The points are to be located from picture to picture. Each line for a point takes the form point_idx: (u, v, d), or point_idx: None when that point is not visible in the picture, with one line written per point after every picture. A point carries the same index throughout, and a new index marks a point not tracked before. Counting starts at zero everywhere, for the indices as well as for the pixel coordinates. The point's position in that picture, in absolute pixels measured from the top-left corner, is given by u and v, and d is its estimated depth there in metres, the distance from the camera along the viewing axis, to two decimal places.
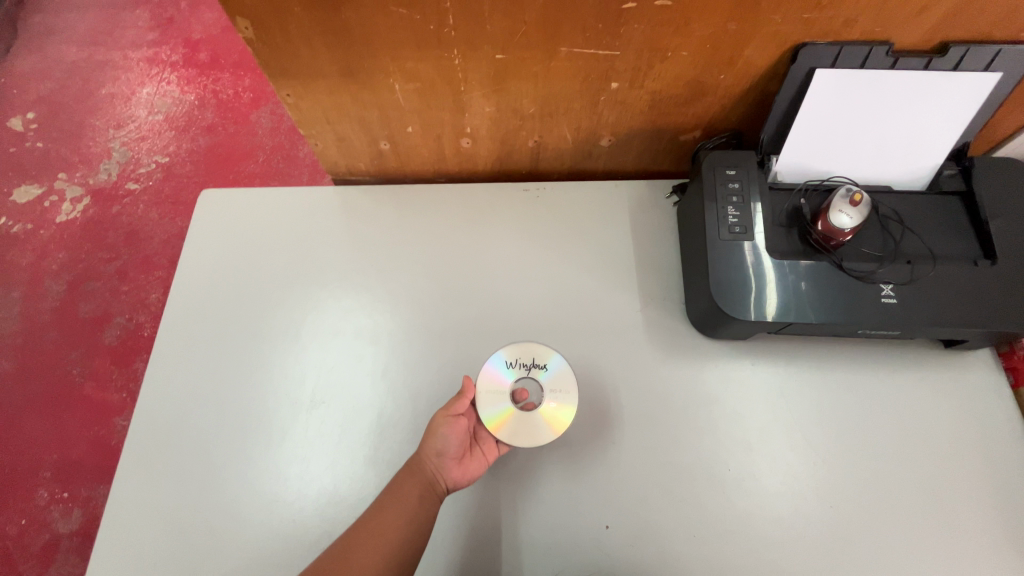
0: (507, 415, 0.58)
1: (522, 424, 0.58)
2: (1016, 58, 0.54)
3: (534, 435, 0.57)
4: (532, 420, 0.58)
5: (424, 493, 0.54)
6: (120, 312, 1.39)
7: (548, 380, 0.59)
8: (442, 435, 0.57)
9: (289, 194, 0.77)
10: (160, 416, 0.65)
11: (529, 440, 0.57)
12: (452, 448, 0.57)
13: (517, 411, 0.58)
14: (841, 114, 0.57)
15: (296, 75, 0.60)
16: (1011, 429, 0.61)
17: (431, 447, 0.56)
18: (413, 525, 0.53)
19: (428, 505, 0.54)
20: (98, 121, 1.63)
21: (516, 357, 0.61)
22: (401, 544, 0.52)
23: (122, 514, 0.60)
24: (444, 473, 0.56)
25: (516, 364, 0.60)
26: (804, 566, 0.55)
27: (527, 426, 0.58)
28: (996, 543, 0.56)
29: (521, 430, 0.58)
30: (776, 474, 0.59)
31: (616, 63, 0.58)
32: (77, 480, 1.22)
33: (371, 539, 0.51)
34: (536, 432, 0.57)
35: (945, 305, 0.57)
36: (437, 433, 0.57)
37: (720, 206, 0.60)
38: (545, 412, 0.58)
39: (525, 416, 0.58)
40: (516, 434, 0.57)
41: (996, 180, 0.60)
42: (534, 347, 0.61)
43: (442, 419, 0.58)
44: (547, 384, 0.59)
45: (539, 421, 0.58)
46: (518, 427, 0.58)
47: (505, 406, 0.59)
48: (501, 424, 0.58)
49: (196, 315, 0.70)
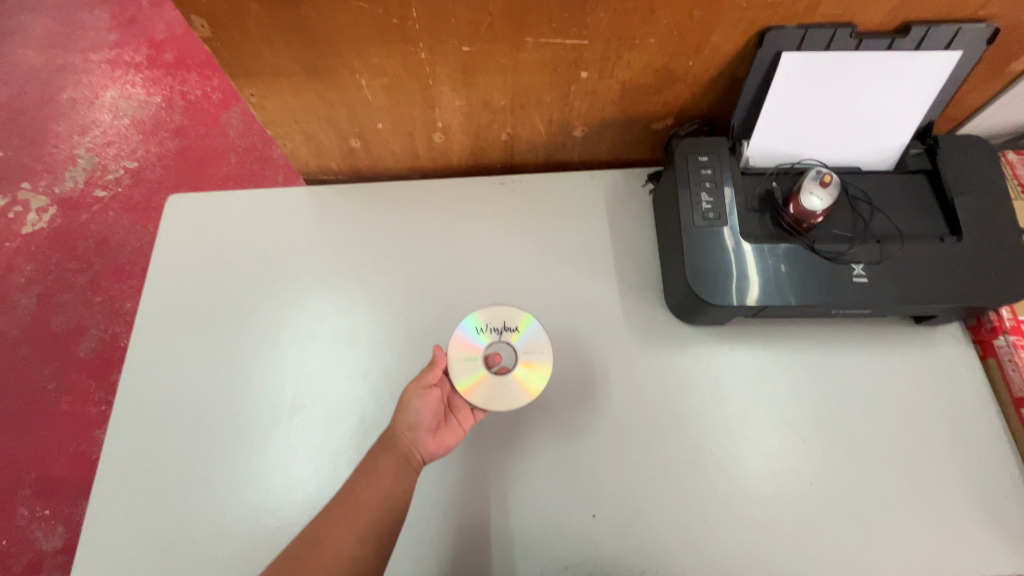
0: (481, 379, 0.58)
1: (496, 388, 0.58)
2: (975, 36, 0.54)
3: (509, 399, 0.57)
4: (506, 383, 0.58)
5: (399, 467, 0.54)
6: (94, 324, 1.35)
7: (521, 343, 0.60)
8: (415, 408, 0.56)
9: (260, 196, 0.76)
10: (137, 430, 0.63)
11: (505, 404, 0.57)
12: (426, 420, 0.56)
13: (491, 375, 0.59)
14: (808, 96, 0.58)
15: (259, 74, 0.59)
16: (981, 400, 0.62)
17: (405, 421, 0.56)
18: (390, 503, 0.52)
19: (405, 480, 0.53)
20: (60, 127, 1.58)
21: (487, 323, 0.61)
22: (378, 522, 0.51)
23: (102, 532, 0.59)
24: (419, 445, 0.56)
25: (488, 330, 0.61)
26: (786, 544, 0.56)
27: (502, 389, 0.58)
28: (968, 511, 0.58)
29: (495, 394, 0.58)
30: (756, 455, 0.60)
31: (585, 52, 0.57)
32: (58, 497, 1.20)
33: (346, 520, 0.50)
34: (511, 395, 0.58)
35: (915, 282, 0.58)
36: (410, 406, 0.56)
37: (693, 192, 0.61)
38: (519, 375, 0.59)
39: (499, 380, 0.58)
40: (490, 398, 0.58)
41: (959, 157, 0.62)
42: (505, 311, 0.61)
43: (414, 390, 0.57)
44: (520, 347, 0.60)
45: (513, 384, 0.58)
46: (492, 391, 0.58)
47: (479, 371, 0.59)
48: (475, 389, 0.58)
49: (169, 325, 0.69)
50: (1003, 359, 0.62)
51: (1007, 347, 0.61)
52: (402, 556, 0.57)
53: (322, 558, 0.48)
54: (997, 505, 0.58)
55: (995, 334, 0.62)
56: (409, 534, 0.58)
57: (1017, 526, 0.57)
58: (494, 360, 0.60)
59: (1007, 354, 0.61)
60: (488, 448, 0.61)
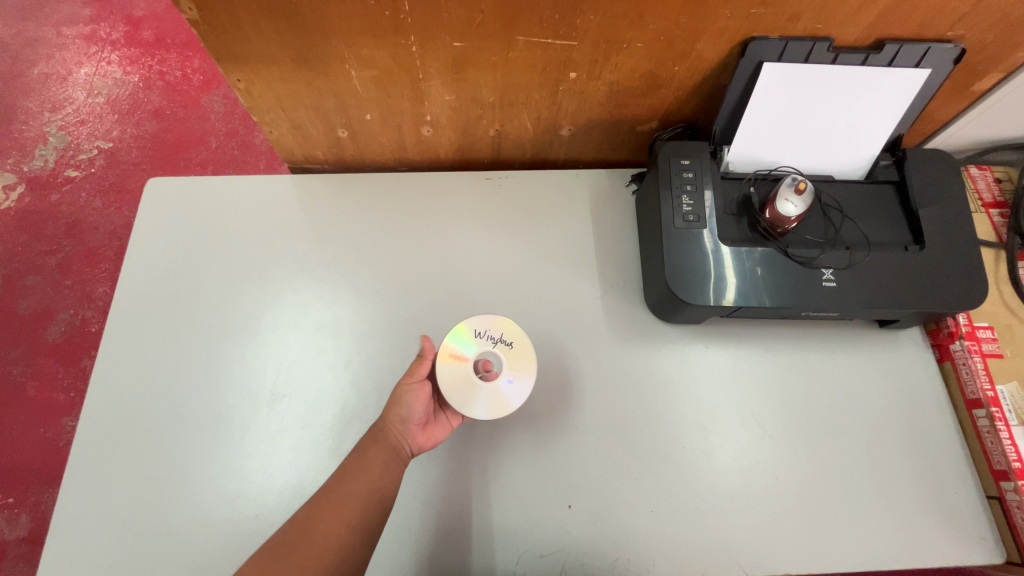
0: (462, 379, 0.56)
1: (473, 393, 0.56)
2: (943, 55, 0.57)
3: (480, 408, 0.55)
4: (483, 393, 0.56)
5: (390, 459, 0.55)
6: (63, 308, 1.32)
7: (512, 359, 0.57)
8: (408, 401, 0.57)
9: (244, 182, 0.75)
10: (112, 417, 0.63)
11: (473, 411, 0.55)
12: (417, 414, 0.57)
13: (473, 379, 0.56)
14: (786, 106, 0.60)
15: (246, 60, 0.58)
16: (936, 402, 0.66)
17: (396, 414, 0.56)
18: (379, 494, 0.53)
19: (393, 472, 0.54)
20: (30, 103, 1.52)
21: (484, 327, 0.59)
22: (366, 513, 0.51)
23: (72, 520, 0.58)
24: (408, 439, 0.57)
25: (485, 336, 0.58)
26: (752, 534, 0.59)
27: (477, 397, 0.56)
28: (921, 504, 0.61)
29: (469, 399, 0.55)
30: (727, 450, 0.63)
31: (573, 53, 0.58)
32: (22, 485, 1.16)
33: (336, 509, 0.51)
34: (483, 406, 0.55)
35: (880, 287, 0.61)
36: (402, 400, 0.57)
37: (675, 194, 0.62)
38: (500, 390, 0.56)
39: (478, 387, 0.56)
40: (462, 401, 0.55)
41: (925, 170, 0.65)
42: (506, 325, 0.59)
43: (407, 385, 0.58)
44: (510, 362, 0.57)
45: (490, 396, 0.56)
46: (468, 394, 0.56)
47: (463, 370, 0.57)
48: (453, 388, 0.56)
49: (147, 310, 0.68)
50: (959, 362, 0.65)
51: (962, 351, 0.65)
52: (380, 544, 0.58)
53: (311, 546, 0.48)
54: (947, 500, 0.61)
55: (952, 339, 0.66)
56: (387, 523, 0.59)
57: (964, 519, 0.60)
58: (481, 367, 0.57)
59: (962, 358, 0.64)
60: (468, 439, 0.62)
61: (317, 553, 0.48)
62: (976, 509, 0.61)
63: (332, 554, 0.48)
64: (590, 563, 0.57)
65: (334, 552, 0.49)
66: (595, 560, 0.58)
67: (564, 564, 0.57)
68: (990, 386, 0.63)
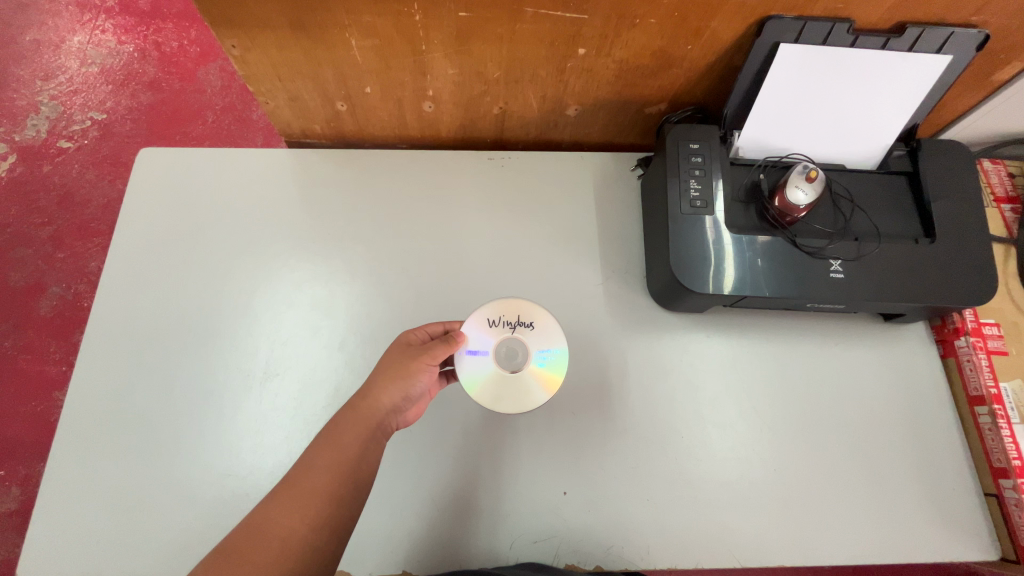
0: (490, 375, 0.55)
1: (505, 387, 0.55)
2: (965, 41, 0.55)
3: (519, 401, 0.55)
4: (516, 382, 0.55)
5: (377, 435, 0.52)
6: (55, 281, 1.29)
7: (535, 341, 0.57)
8: (411, 379, 0.54)
9: (240, 155, 0.73)
10: (100, 392, 0.61)
11: (514, 406, 0.55)
12: (416, 393, 0.56)
13: (500, 373, 0.55)
14: (802, 90, 0.58)
15: (242, 24, 0.56)
16: (938, 397, 0.65)
17: (400, 391, 0.54)
18: (351, 485, 0.49)
19: (372, 455, 0.51)
20: (22, 71, 1.48)
21: (497, 313, 0.57)
22: (339, 501, 0.48)
23: (59, 495, 0.57)
24: (398, 415, 0.55)
25: (501, 328, 0.57)
26: (747, 525, 0.59)
27: (512, 389, 0.55)
28: (919, 500, 0.61)
29: (503, 394, 0.55)
30: (725, 441, 0.62)
31: (583, 28, 0.56)
32: (13, 458, 1.16)
33: (300, 501, 0.47)
34: (521, 397, 0.55)
35: (888, 280, 0.59)
36: (410, 378, 0.54)
37: (683, 179, 0.61)
38: (531, 374, 0.56)
39: (509, 379, 0.55)
40: (496, 398, 0.55)
41: (939, 161, 0.63)
42: (521, 311, 0.58)
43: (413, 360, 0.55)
44: (534, 344, 0.57)
45: (524, 384, 0.55)
46: (500, 390, 0.55)
47: (489, 368, 0.55)
48: (483, 387, 0.55)
49: (137, 284, 0.66)
50: (963, 359, 0.64)
51: (967, 348, 0.64)
52: (373, 526, 0.57)
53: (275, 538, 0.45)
54: (945, 496, 0.61)
55: (957, 335, 0.65)
56: (380, 505, 0.58)
57: (960, 515, 0.60)
58: (505, 357, 0.56)
59: (967, 354, 0.64)
60: (463, 423, 0.61)
61: (275, 551, 0.44)
62: (973, 506, 0.61)
63: (293, 554, 0.45)
64: (584, 549, 0.57)
65: (299, 542, 0.45)
66: (589, 547, 0.57)
67: (558, 550, 0.57)
68: (994, 384, 0.62)
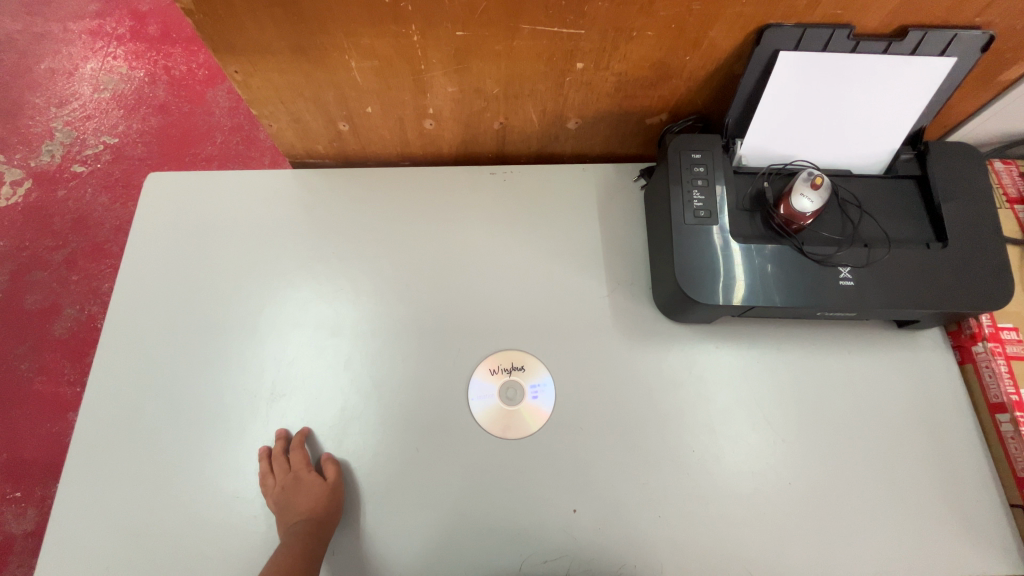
0: (495, 410, 0.62)
1: (511, 417, 0.61)
2: (969, 43, 0.54)
3: (526, 427, 0.61)
4: (519, 411, 0.62)
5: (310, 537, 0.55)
6: (69, 303, 1.32)
7: (526, 374, 0.63)
8: (321, 489, 0.57)
9: (244, 176, 0.73)
10: (109, 416, 0.62)
11: (523, 432, 0.61)
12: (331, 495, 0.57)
13: (503, 406, 0.62)
14: (802, 99, 0.57)
15: (244, 50, 0.57)
16: (957, 405, 0.63)
17: (319, 502, 0.55)
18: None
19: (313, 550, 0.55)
20: (37, 99, 1.52)
21: (501, 358, 0.64)
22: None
23: (69, 521, 0.57)
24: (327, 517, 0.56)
25: (495, 367, 0.63)
26: (761, 541, 0.57)
27: (517, 418, 0.61)
28: (942, 512, 0.59)
29: (511, 423, 0.61)
30: (737, 454, 0.61)
31: (581, 42, 0.56)
32: (29, 479, 1.17)
33: None
34: (526, 423, 0.61)
35: (899, 286, 0.58)
36: (318, 492, 0.56)
37: (686, 189, 0.60)
38: (530, 402, 0.62)
39: (511, 409, 0.61)
40: (505, 428, 0.61)
41: (948, 164, 0.62)
42: (510, 352, 0.64)
43: (315, 486, 0.56)
44: (527, 381, 0.63)
45: (526, 412, 0.62)
46: (507, 420, 0.61)
47: (492, 404, 0.62)
48: (490, 421, 0.61)
49: (145, 308, 0.67)
50: (981, 365, 0.63)
51: (985, 354, 0.62)
52: (381, 547, 0.57)
53: None
54: (967, 508, 0.59)
55: (974, 340, 0.63)
56: (388, 525, 0.58)
57: (984, 527, 0.58)
58: (507, 393, 0.62)
59: (985, 360, 0.62)
60: (470, 442, 0.60)
61: None
62: (997, 516, 0.59)
63: None
64: (595, 568, 0.56)
65: None
66: (601, 565, 0.56)
67: (569, 569, 0.56)
68: (1015, 390, 0.61)
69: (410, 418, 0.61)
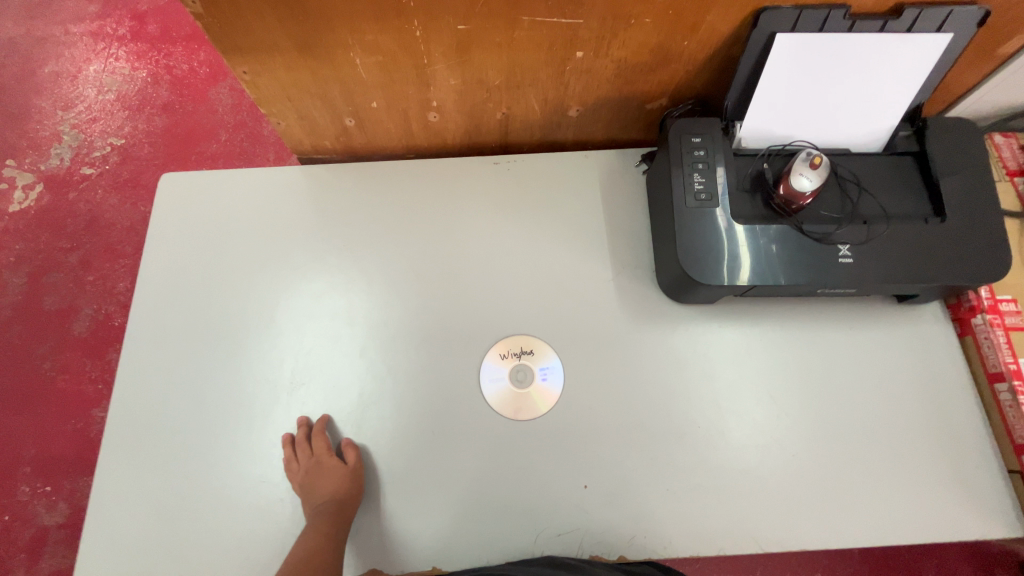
0: (506, 393, 0.64)
1: (522, 399, 0.63)
2: (965, 19, 0.55)
3: (536, 408, 0.63)
4: (529, 393, 0.64)
5: (334, 518, 0.58)
6: (86, 303, 1.35)
7: (535, 357, 0.65)
8: (342, 472, 0.59)
9: (255, 173, 0.75)
10: (137, 409, 0.65)
11: (534, 413, 0.63)
12: (352, 478, 0.60)
13: (514, 389, 0.64)
14: (800, 80, 0.58)
15: (251, 51, 0.58)
16: (958, 377, 0.65)
17: (341, 484, 0.58)
18: (332, 555, 0.56)
19: (336, 531, 0.57)
20: (43, 102, 1.54)
21: (512, 344, 0.66)
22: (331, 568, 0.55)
23: (106, 509, 0.61)
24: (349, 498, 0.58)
25: (505, 352, 0.65)
26: (766, 511, 0.60)
27: (527, 400, 0.64)
28: (943, 479, 0.61)
29: (522, 404, 0.63)
30: (742, 429, 0.63)
31: (580, 31, 0.57)
32: (58, 474, 1.22)
33: None
34: (537, 405, 0.63)
35: (898, 262, 0.59)
36: (340, 475, 0.59)
37: (686, 173, 0.61)
38: (540, 384, 0.64)
39: (522, 392, 0.64)
40: (517, 410, 0.63)
41: (947, 139, 0.62)
42: (519, 337, 0.66)
43: (337, 470, 0.59)
44: (536, 364, 0.65)
45: (536, 394, 0.64)
46: (518, 402, 0.63)
47: (503, 387, 0.64)
48: (502, 404, 0.63)
49: (165, 305, 0.69)
50: (980, 337, 0.64)
51: (984, 325, 0.64)
52: (402, 525, 0.60)
53: None
54: (967, 475, 0.61)
55: (973, 313, 0.64)
56: (408, 505, 0.60)
57: (983, 492, 0.60)
58: (518, 376, 0.64)
59: (983, 332, 0.64)
60: (483, 424, 0.63)
61: None
62: (997, 482, 0.61)
63: None
64: (607, 540, 0.59)
65: None
66: (613, 538, 0.59)
67: (581, 542, 0.59)
68: (1013, 359, 0.62)
69: (424, 403, 0.64)
